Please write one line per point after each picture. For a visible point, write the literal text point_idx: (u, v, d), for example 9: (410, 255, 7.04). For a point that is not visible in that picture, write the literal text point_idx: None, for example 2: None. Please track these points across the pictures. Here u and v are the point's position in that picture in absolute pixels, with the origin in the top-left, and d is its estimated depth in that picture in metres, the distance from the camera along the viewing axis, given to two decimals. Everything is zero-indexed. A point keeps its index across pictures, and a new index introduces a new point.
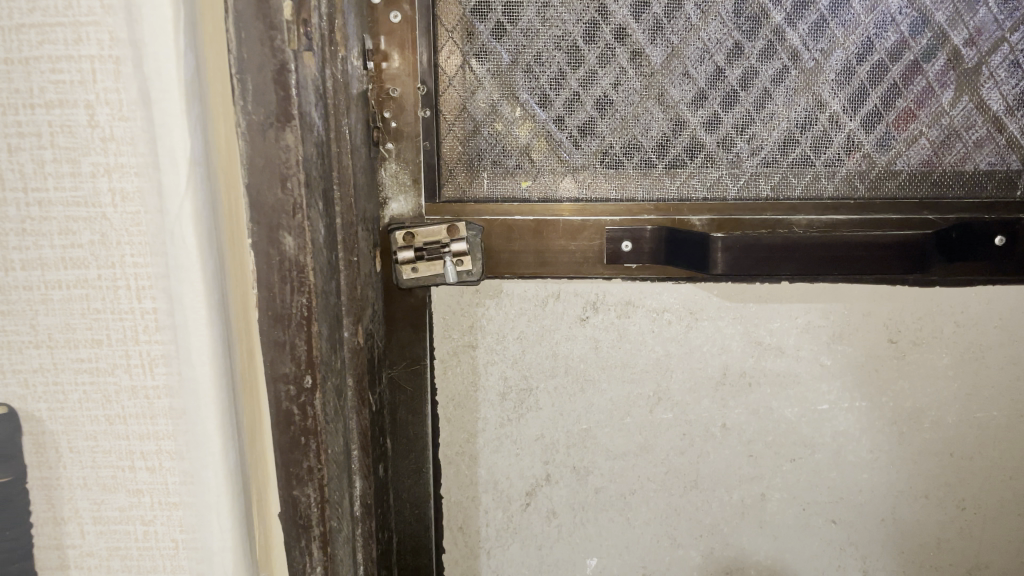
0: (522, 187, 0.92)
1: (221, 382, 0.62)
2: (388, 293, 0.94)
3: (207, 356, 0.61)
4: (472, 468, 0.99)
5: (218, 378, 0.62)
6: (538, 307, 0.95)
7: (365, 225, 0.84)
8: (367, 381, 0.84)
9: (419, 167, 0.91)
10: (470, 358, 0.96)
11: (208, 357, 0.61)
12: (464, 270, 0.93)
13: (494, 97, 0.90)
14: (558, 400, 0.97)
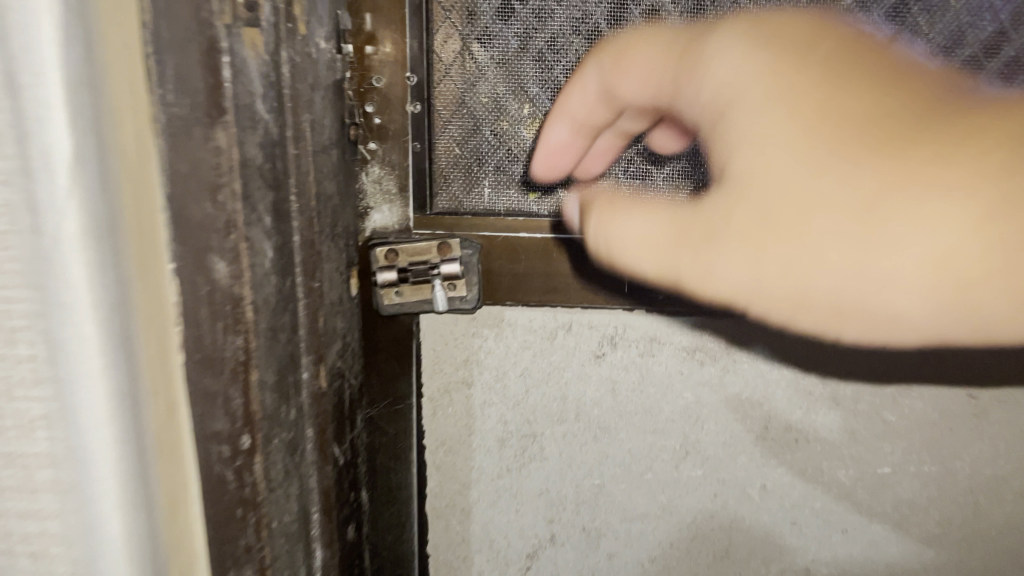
0: (529, 200, 0.78)
1: (124, 449, 0.50)
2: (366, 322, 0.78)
3: (106, 417, 0.48)
4: (464, 525, 0.85)
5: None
6: (546, 340, 0.81)
7: (340, 243, 0.70)
8: (336, 431, 0.70)
9: (405, 172, 0.76)
10: (464, 397, 0.83)
11: (108, 418, 0.48)
12: (456, 298, 0.77)
13: (498, 90, 0.76)
14: (566, 449, 0.83)
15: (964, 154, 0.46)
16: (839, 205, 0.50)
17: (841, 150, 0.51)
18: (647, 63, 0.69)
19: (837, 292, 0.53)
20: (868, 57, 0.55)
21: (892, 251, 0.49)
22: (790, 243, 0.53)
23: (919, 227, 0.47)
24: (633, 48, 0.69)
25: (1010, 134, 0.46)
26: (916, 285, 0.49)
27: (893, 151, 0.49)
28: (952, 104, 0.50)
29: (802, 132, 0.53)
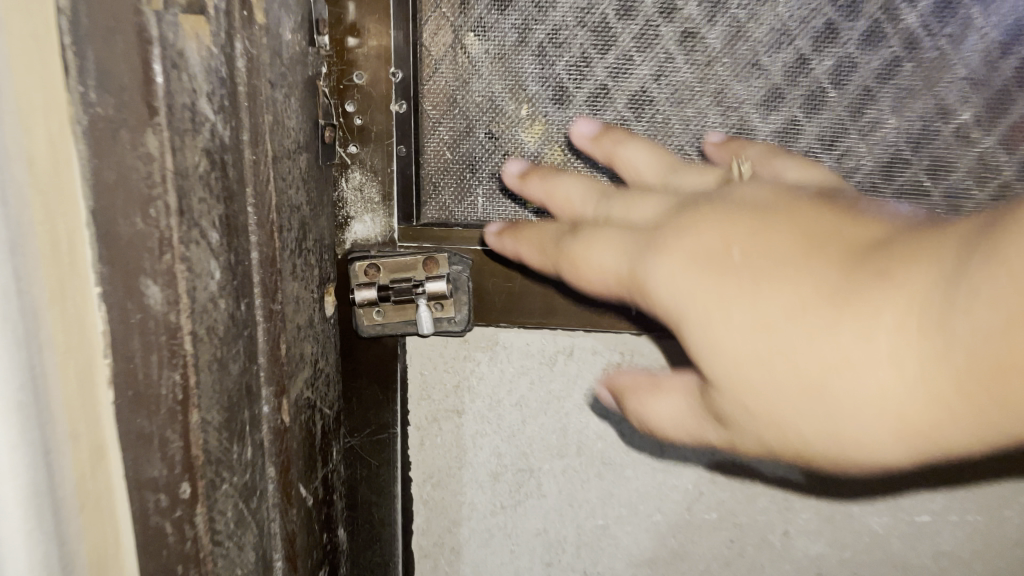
0: (527, 210, 0.70)
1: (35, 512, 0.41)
2: (346, 341, 0.70)
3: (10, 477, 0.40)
4: (453, 564, 0.79)
5: (32, 513, 0.41)
6: (544, 366, 0.73)
7: (313, 261, 0.62)
8: (307, 469, 0.63)
9: (390, 179, 0.69)
10: (454, 427, 0.75)
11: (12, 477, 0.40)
12: (445, 319, 0.69)
13: (493, 88, 0.68)
14: (566, 487, 0.75)
15: (884, 288, 0.40)
16: (791, 387, 0.43)
17: (792, 324, 0.43)
18: (607, 252, 0.58)
19: (837, 434, 0.42)
20: (792, 211, 0.51)
21: (868, 391, 0.40)
22: (805, 409, 0.43)
23: (880, 376, 0.39)
24: (594, 243, 0.60)
25: (927, 291, 0.38)
26: (914, 422, 0.38)
27: (838, 327, 0.41)
28: (869, 234, 0.45)
29: (776, 316, 0.44)
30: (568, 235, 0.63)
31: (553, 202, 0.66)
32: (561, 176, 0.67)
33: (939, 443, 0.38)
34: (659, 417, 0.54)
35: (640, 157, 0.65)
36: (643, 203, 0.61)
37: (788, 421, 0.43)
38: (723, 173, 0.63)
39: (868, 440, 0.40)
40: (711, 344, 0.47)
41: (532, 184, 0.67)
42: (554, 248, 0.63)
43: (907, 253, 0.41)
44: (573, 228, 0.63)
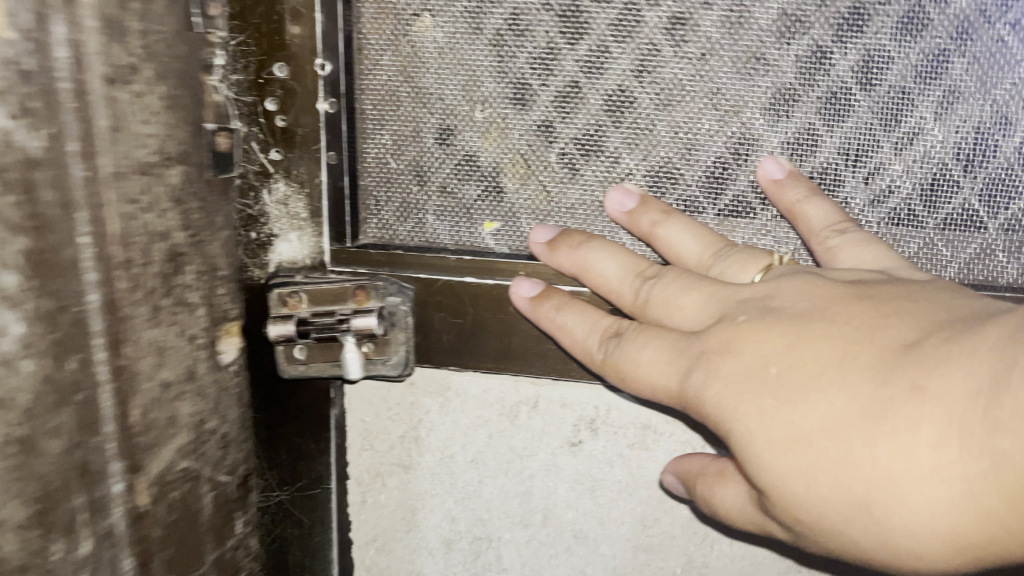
0: (483, 233, 0.58)
1: None
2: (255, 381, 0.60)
3: None
4: None
5: None
6: (504, 417, 0.60)
7: (193, 298, 0.52)
8: (189, 554, 0.52)
9: (318, 191, 0.58)
10: (400, 484, 0.64)
11: None
12: (381, 364, 0.58)
13: (443, 84, 0.56)
14: (531, 561, 0.63)
15: (922, 400, 0.37)
16: (839, 502, 0.39)
17: (832, 438, 0.39)
18: (659, 367, 0.48)
19: (890, 544, 0.39)
20: (836, 305, 0.44)
21: (914, 503, 0.37)
22: (856, 523, 0.39)
23: (931, 488, 0.36)
24: (647, 363, 0.49)
25: (978, 395, 0.35)
26: (966, 538, 0.36)
27: (877, 444, 0.38)
28: (902, 330, 0.40)
29: (812, 427, 0.40)
30: (613, 340, 0.52)
31: (587, 278, 0.53)
32: (592, 247, 0.53)
33: (991, 554, 0.36)
34: (723, 509, 0.48)
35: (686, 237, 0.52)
36: (695, 303, 0.49)
37: (836, 531, 0.40)
38: (771, 260, 0.50)
39: (919, 549, 0.38)
40: (750, 458, 0.42)
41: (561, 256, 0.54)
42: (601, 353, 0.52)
43: (939, 359, 0.38)
44: (618, 330, 0.52)
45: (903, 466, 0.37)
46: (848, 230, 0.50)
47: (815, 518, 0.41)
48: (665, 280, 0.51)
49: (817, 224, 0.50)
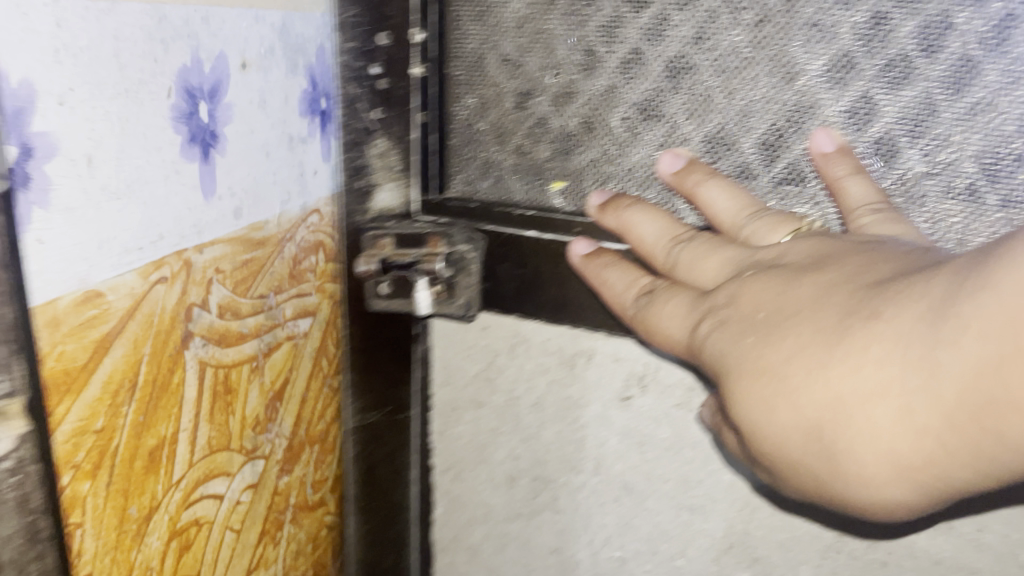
0: (551, 192, 0.62)
1: None
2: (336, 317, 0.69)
3: None
4: (470, 565, 0.73)
5: None
6: (564, 368, 0.64)
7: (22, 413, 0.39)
8: None
9: (410, 146, 0.65)
10: (473, 419, 0.69)
11: None
12: (451, 304, 0.65)
13: (522, 50, 0.61)
14: (583, 507, 0.67)
15: (874, 328, 0.38)
16: (794, 432, 0.40)
17: (793, 367, 0.40)
18: (676, 319, 0.50)
19: (839, 473, 0.39)
20: (836, 254, 0.45)
21: (859, 425, 0.37)
22: (809, 451, 0.40)
23: (873, 408, 0.37)
24: (668, 315, 0.51)
25: (918, 320, 0.36)
26: (910, 460, 0.36)
27: (829, 370, 0.38)
28: (874, 273, 0.42)
29: (776, 358, 0.41)
30: (644, 297, 0.54)
31: (628, 238, 0.56)
32: (637, 208, 0.56)
33: (935, 478, 0.36)
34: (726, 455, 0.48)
35: (723, 202, 0.53)
36: (718, 263, 0.52)
37: (792, 461, 0.41)
38: (799, 229, 0.51)
39: (866, 474, 0.37)
40: (725, 387, 0.43)
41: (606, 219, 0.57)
42: (632, 306, 0.55)
43: (898, 294, 0.39)
44: (651, 287, 0.54)
45: (852, 389, 0.37)
46: (883, 211, 0.50)
47: (775, 447, 0.41)
48: (697, 243, 0.53)
49: (854, 203, 0.50)
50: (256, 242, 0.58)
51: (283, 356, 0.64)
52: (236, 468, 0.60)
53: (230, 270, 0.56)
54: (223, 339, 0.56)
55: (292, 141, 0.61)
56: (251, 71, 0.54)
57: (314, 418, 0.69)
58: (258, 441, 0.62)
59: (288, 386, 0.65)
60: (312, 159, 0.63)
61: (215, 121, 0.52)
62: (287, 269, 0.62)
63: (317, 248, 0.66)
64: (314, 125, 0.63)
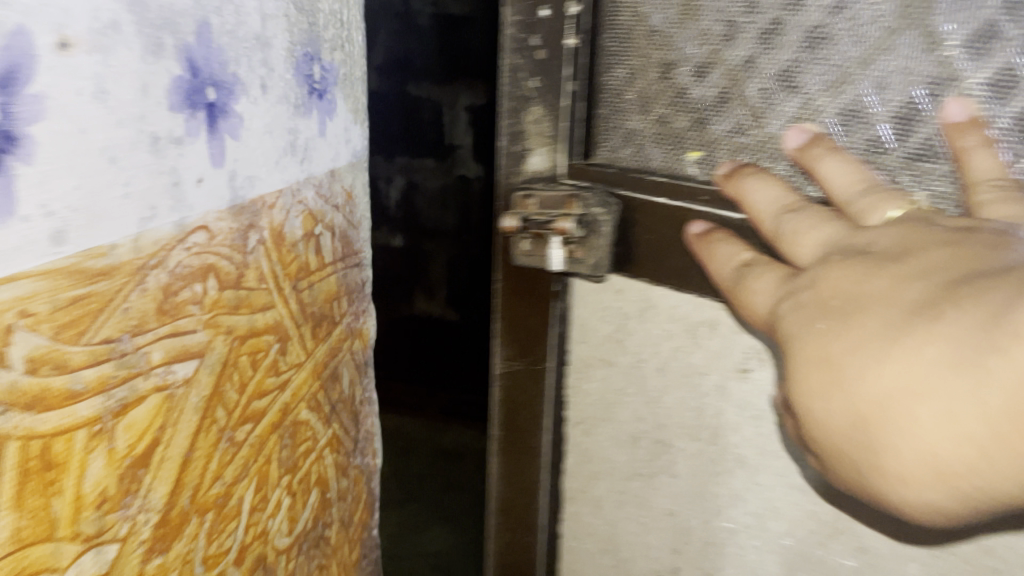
0: (688, 161, 0.63)
1: None
2: (424, 277, 0.90)
3: None
4: (594, 517, 0.77)
5: None
6: (688, 336, 0.66)
7: None
8: None
9: (560, 113, 0.68)
10: (604, 377, 0.73)
11: None
12: (582, 264, 0.67)
13: (669, 21, 0.63)
14: (699, 474, 0.68)
15: (931, 328, 0.37)
16: (846, 423, 0.40)
17: (851, 358, 0.40)
18: (764, 293, 0.54)
19: (881, 471, 0.39)
20: (921, 247, 0.44)
21: (902, 424, 0.37)
22: (857, 444, 0.40)
23: (917, 408, 0.37)
24: (757, 288, 0.54)
25: (974, 326, 0.35)
26: (948, 466, 0.36)
27: (883, 366, 0.39)
28: (951, 270, 0.40)
29: (839, 349, 0.42)
30: (742, 267, 0.57)
31: (743, 206, 0.58)
32: (755, 178, 0.58)
33: (974, 491, 0.35)
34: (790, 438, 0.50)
35: (836, 174, 0.53)
36: (815, 238, 0.52)
37: (842, 452, 0.41)
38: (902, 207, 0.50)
39: (906, 473, 0.38)
40: (794, 371, 0.44)
41: (726, 187, 0.59)
42: (730, 278, 0.57)
43: (964, 294, 0.37)
44: (750, 260, 0.57)
45: (900, 387, 0.37)
46: (1004, 188, 0.47)
47: (828, 436, 0.42)
48: (801, 214, 0.54)
49: (976, 177, 0.48)
50: (100, 270, 0.47)
51: (150, 411, 0.53)
52: (67, 561, 0.47)
53: (48, 312, 0.44)
54: (41, 400, 0.44)
55: (155, 141, 0.51)
56: (75, 52, 0.44)
57: (202, 473, 0.61)
58: (106, 522, 0.50)
59: (203, 438, 0.60)
60: (188, 167, 0.55)
61: (8, 117, 0.40)
62: (158, 294, 0.53)
63: (205, 276, 0.58)
64: (200, 125, 0.56)
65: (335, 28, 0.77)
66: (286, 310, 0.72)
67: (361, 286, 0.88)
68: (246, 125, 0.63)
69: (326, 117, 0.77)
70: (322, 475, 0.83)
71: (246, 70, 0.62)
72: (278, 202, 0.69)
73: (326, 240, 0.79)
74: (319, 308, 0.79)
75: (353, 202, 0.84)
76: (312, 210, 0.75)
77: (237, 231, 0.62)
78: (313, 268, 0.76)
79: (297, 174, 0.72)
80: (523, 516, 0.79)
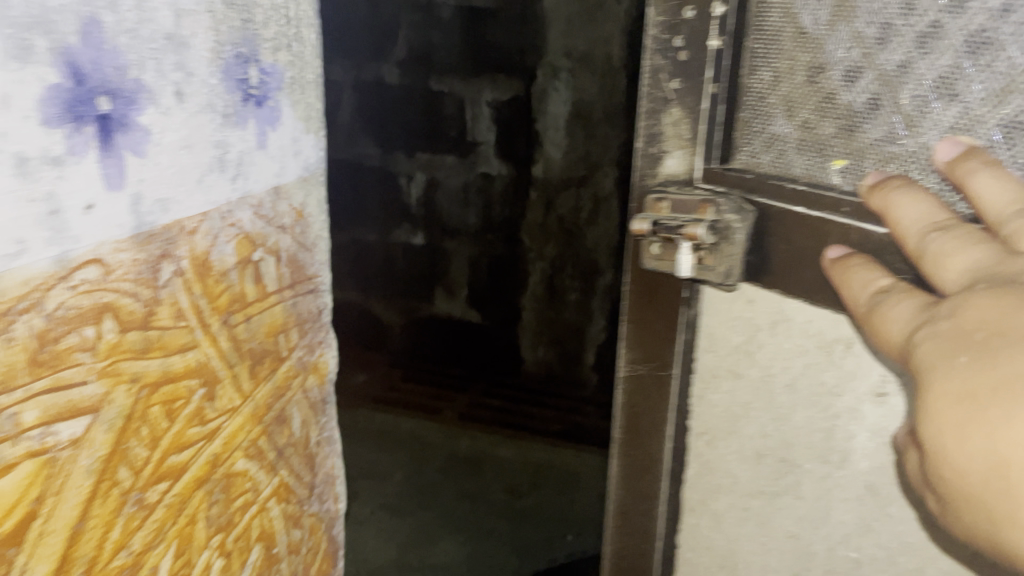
0: (832, 170, 0.60)
1: None
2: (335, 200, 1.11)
3: None
4: (712, 531, 0.75)
5: None
6: (820, 353, 0.64)
7: None
8: None
9: (699, 116, 0.65)
10: (731, 390, 0.70)
11: None
12: (712, 271, 0.65)
13: (819, 21, 0.59)
14: (824, 497, 0.67)
15: None
16: (981, 465, 0.41)
17: (996, 396, 0.41)
18: (898, 323, 0.53)
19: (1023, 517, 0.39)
20: None
21: None
22: (993, 486, 0.40)
23: None
24: (894, 317, 0.53)
25: None
26: None
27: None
28: None
29: (983, 386, 0.42)
30: (879, 293, 0.55)
31: (888, 223, 0.55)
32: (903, 192, 0.54)
33: None
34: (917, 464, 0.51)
35: (991, 193, 0.50)
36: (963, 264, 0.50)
37: (973, 495, 0.41)
38: None
39: None
40: (928, 405, 0.45)
41: (872, 201, 0.56)
42: (867, 303, 0.56)
43: None
44: (889, 285, 0.55)
45: None
46: None
47: (959, 476, 0.42)
48: (948, 237, 0.51)
49: None
50: None
51: (22, 481, 0.52)
52: None
53: None
54: None
55: (23, 161, 0.49)
56: None
57: (102, 543, 0.60)
58: None
59: (100, 504, 0.59)
60: (72, 193, 0.52)
61: None
62: (33, 343, 0.51)
63: (99, 317, 0.56)
64: (89, 140, 0.54)
65: (279, 26, 0.78)
66: (213, 350, 0.72)
67: (317, 313, 0.93)
68: (158, 138, 0.60)
69: (269, 127, 0.77)
70: (266, 527, 0.85)
71: (152, 76, 0.59)
72: (202, 228, 0.67)
73: (270, 266, 0.80)
74: (259, 344, 0.80)
75: (303, 218, 0.86)
76: (249, 233, 0.75)
77: (146, 263, 0.60)
78: (250, 299, 0.77)
79: (228, 192, 0.71)
80: (638, 523, 0.77)
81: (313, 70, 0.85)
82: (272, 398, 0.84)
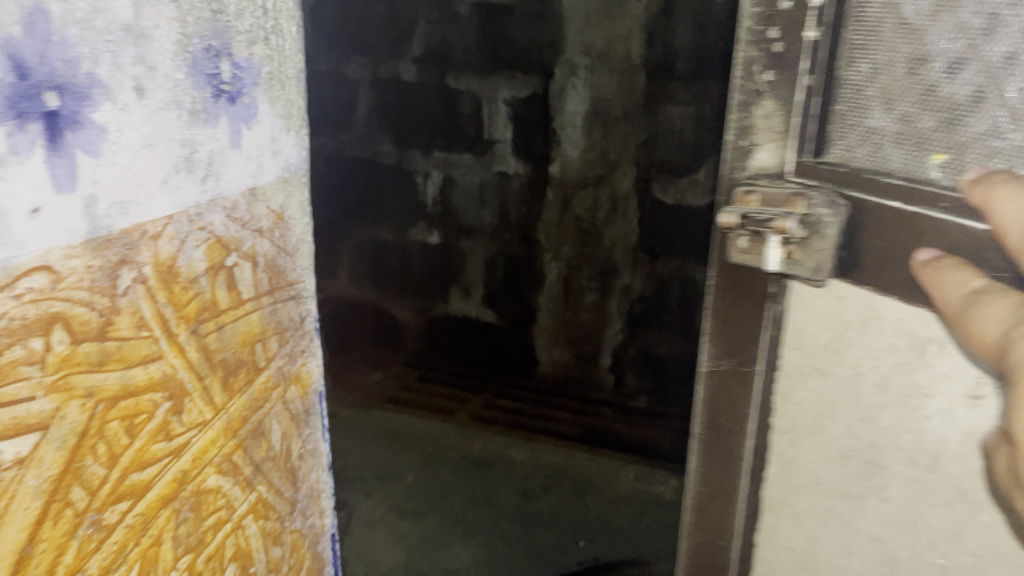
0: (931, 163, 0.59)
1: None
2: None
3: None
4: (792, 532, 0.74)
5: None
6: (913, 353, 0.62)
7: None
8: None
9: (792, 109, 0.65)
10: (817, 388, 0.69)
11: None
12: (801, 266, 0.64)
13: (921, 11, 0.58)
14: (912, 501, 0.65)
15: None
16: None
17: None
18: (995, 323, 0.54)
19: None
20: None
21: None
22: None
23: None
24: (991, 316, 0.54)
25: None
26: None
27: None
28: None
29: None
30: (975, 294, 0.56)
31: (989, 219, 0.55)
32: (1006, 188, 0.54)
33: None
34: None
35: None
36: None
37: None
38: None
39: None
40: None
41: (973, 198, 0.56)
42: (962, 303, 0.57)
43: None
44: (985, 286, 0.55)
45: None
46: None
47: None
48: None
49: None
50: None
51: None
52: None
53: None
54: None
55: None
56: None
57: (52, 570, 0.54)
58: None
59: (50, 527, 0.53)
60: (14, 196, 0.47)
61: None
62: None
63: (48, 329, 0.50)
64: (34, 139, 0.48)
65: (252, 18, 0.72)
66: (181, 361, 0.65)
67: (300, 320, 0.87)
68: (115, 137, 0.54)
69: (241, 124, 0.71)
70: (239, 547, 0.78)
71: (109, 69, 0.53)
72: (168, 231, 0.61)
73: (246, 270, 0.74)
74: (234, 354, 0.73)
75: (284, 222, 0.81)
76: (221, 237, 0.69)
77: (106, 269, 0.54)
78: (222, 306, 0.70)
79: (197, 194, 0.65)
80: (717, 516, 0.78)
81: (293, 65, 0.80)
82: (249, 410, 0.78)
